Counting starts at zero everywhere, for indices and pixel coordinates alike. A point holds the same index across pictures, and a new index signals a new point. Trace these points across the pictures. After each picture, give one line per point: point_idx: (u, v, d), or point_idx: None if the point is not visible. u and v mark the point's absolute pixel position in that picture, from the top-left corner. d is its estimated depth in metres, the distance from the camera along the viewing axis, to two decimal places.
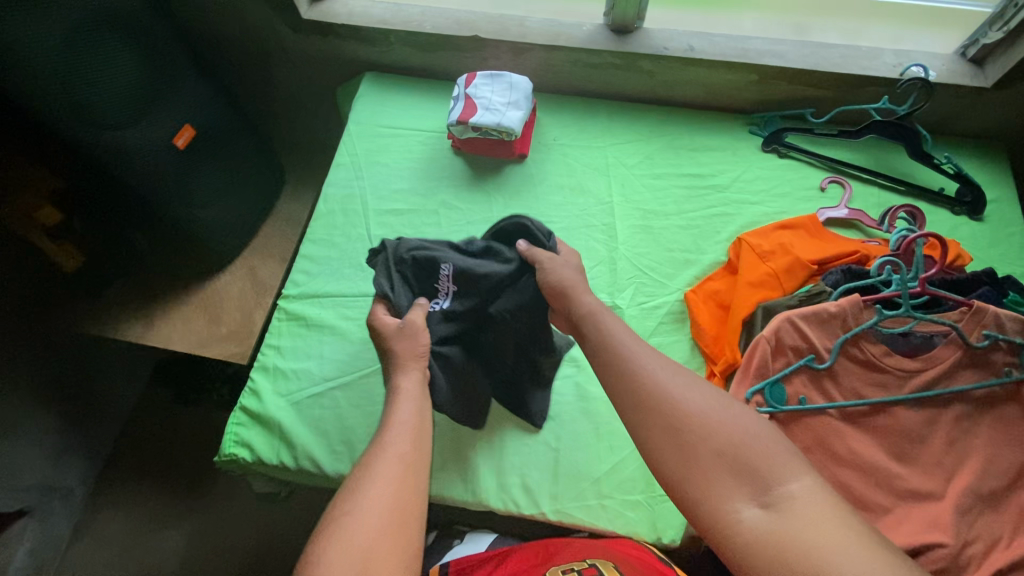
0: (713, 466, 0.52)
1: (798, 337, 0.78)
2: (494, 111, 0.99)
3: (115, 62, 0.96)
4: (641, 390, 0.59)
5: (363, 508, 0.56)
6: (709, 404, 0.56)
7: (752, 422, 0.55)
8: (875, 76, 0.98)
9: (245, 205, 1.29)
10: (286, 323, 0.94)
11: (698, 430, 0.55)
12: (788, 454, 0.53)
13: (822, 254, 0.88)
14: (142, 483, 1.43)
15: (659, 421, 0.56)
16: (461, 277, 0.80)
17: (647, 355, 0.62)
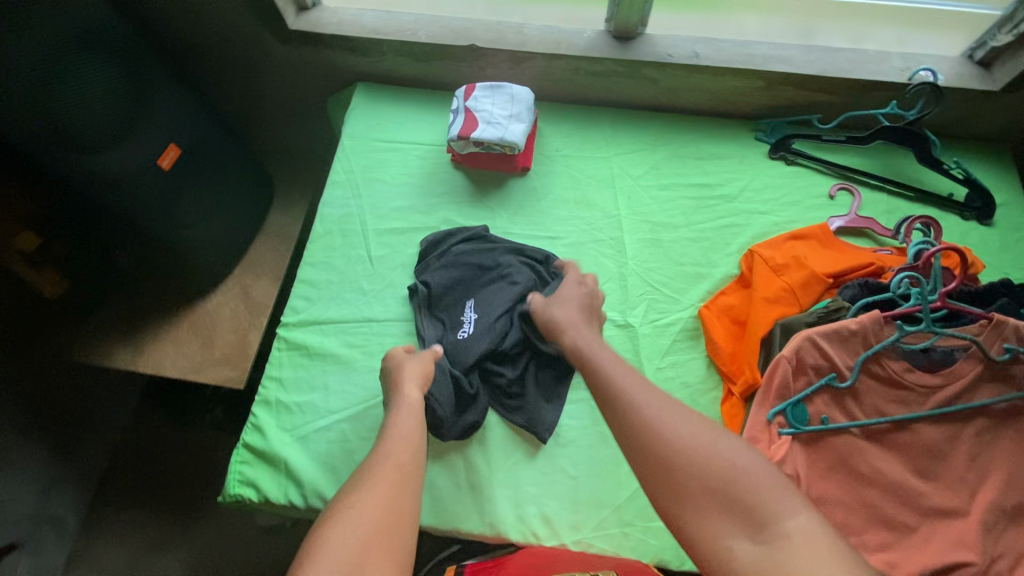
0: (705, 503, 0.53)
1: (819, 355, 0.76)
2: (496, 125, 0.96)
3: (94, 82, 0.91)
4: (637, 425, 0.60)
5: (354, 523, 0.56)
6: (696, 436, 0.58)
7: (742, 454, 0.56)
8: (884, 81, 0.96)
9: (236, 224, 1.24)
10: (287, 352, 0.90)
11: (690, 462, 0.56)
12: (782, 488, 0.53)
13: (837, 267, 0.87)
14: (137, 511, 1.38)
15: (653, 457, 0.57)
16: (482, 307, 0.92)
17: (640, 391, 0.64)
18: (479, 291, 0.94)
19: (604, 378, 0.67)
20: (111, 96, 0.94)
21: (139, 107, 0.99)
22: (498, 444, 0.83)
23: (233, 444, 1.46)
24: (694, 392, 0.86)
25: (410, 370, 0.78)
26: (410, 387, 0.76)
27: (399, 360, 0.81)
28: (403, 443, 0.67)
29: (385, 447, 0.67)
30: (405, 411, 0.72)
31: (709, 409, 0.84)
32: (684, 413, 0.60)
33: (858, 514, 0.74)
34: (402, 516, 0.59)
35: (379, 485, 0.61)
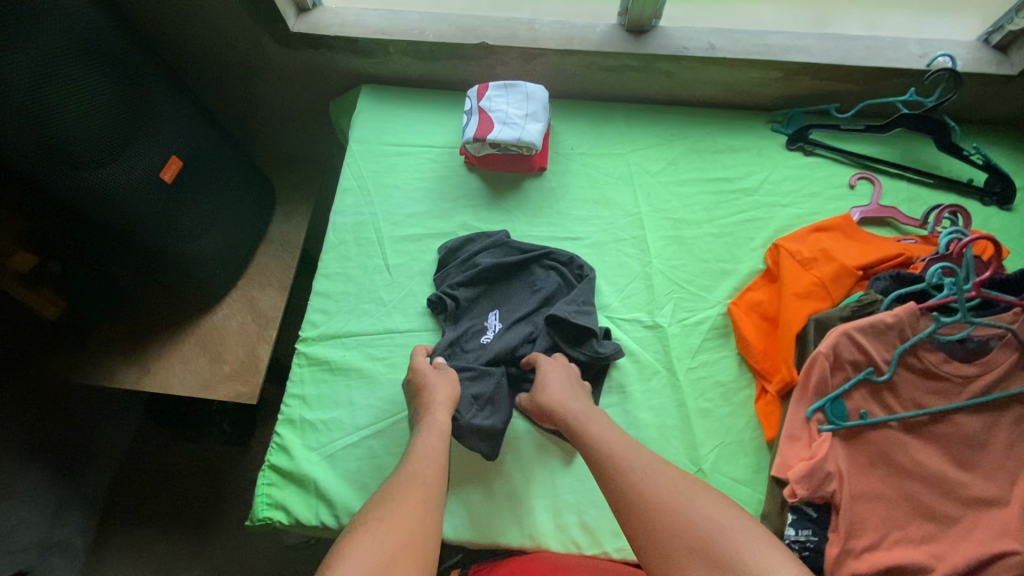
0: (687, 564, 0.56)
1: (856, 350, 0.76)
2: (512, 125, 0.93)
3: (87, 92, 0.86)
4: (628, 487, 0.63)
5: (381, 538, 0.58)
6: (677, 495, 0.61)
7: (724, 510, 0.60)
8: (901, 68, 0.95)
9: (241, 234, 1.19)
10: (308, 368, 0.87)
11: (675, 522, 0.59)
12: (763, 544, 0.56)
13: (866, 259, 0.86)
14: (149, 531, 1.34)
15: (640, 520, 0.61)
16: (506, 315, 0.91)
17: (629, 455, 0.67)
18: (501, 299, 0.93)
19: (594, 440, 0.70)
20: (109, 107, 0.89)
21: (138, 118, 0.94)
22: (533, 452, 0.81)
23: (243, 459, 1.42)
24: (727, 391, 0.84)
25: (442, 394, 0.77)
26: (439, 413, 0.75)
27: (426, 375, 0.79)
28: (429, 462, 0.69)
29: (411, 465, 0.68)
30: (431, 431, 0.73)
31: (743, 408, 0.83)
32: (671, 477, 0.63)
33: (901, 507, 0.73)
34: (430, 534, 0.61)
35: (407, 503, 0.63)
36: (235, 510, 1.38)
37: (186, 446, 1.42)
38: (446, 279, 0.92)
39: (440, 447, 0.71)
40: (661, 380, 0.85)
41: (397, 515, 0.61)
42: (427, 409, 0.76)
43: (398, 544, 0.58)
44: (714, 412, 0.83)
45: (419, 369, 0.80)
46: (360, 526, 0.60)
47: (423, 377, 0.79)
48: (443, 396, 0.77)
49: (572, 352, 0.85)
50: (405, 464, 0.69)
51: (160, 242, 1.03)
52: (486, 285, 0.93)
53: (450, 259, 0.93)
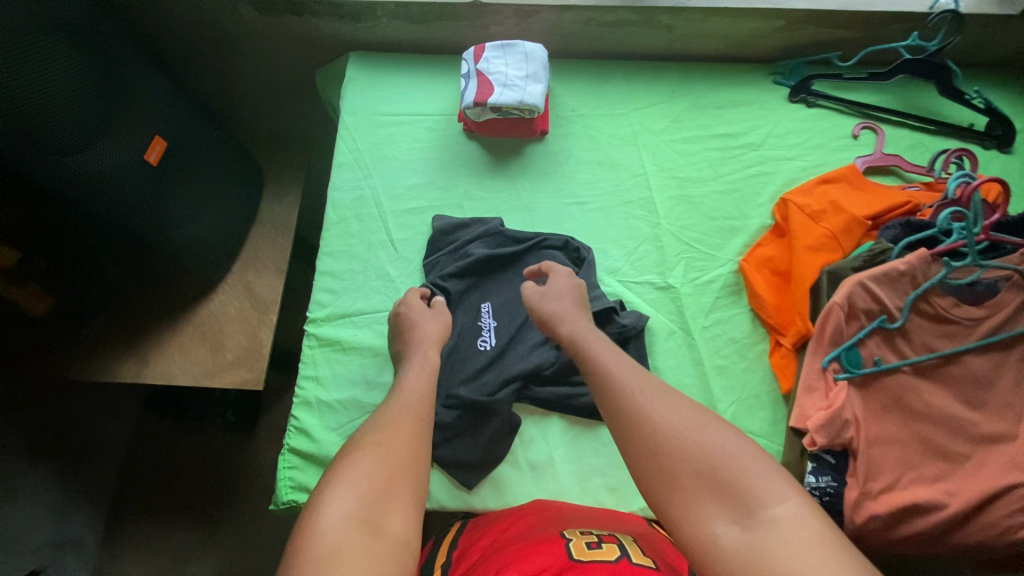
0: (693, 489, 0.55)
1: (870, 299, 0.76)
2: (513, 87, 0.89)
3: (54, 69, 0.79)
4: (637, 411, 0.61)
5: (375, 468, 0.59)
6: (688, 425, 0.59)
7: (733, 439, 0.58)
8: (905, 12, 0.94)
9: (232, 216, 1.15)
10: (319, 349, 0.85)
11: (682, 448, 0.57)
12: (771, 472, 0.55)
13: (874, 209, 0.86)
14: (160, 519, 1.34)
15: (645, 442, 0.59)
16: (501, 313, 0.88)
17: (637, 381, 0.65)
18: (493, 293, 0.90)
19: (600, 365, 0.67)
20: (87, 85, 0.84)
21: (116, 95, 0.88)
22: (554, 418, 0.81)
23: (250, 446, 1.41)
24: (741, 347, 0.85)
25: (431, 332, 0.80)
26: (430, 348, 0.78)
27: (416, 312, 0.82)
28: (417, 397, 0.70)
29: (397, 400, 0.69)
30: (420, 366, 0.75)
31: (759, 362, 0.84)
32: (678, 403, 0.61)
33: (914, 449, 0.75)
34: (419, 465, 0.63)
35: (393, 438, 0.63)
36: (247, 495, 1.38)
37: (192, 435, 1.41)
38: (438, 268, 0.89)
39: (428, 384, 0.73)
40: (677, 340, 0.85)
41: (390, 445, 0.62)
42: (418, 343, 0.79)
43: (391, 473, 0.59)
44: (730, 368, 0.84)
45: (412, 305, 0.83)
46: (350, 457, 0.61)
47: (412, 313, 0.82)
48: (429, 332, 0.80)
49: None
50: (390, 403, 0.69)
51: (151, 228, 0.98)
52: (475, 279, 0.90)
53: (444, 237, 0.91)
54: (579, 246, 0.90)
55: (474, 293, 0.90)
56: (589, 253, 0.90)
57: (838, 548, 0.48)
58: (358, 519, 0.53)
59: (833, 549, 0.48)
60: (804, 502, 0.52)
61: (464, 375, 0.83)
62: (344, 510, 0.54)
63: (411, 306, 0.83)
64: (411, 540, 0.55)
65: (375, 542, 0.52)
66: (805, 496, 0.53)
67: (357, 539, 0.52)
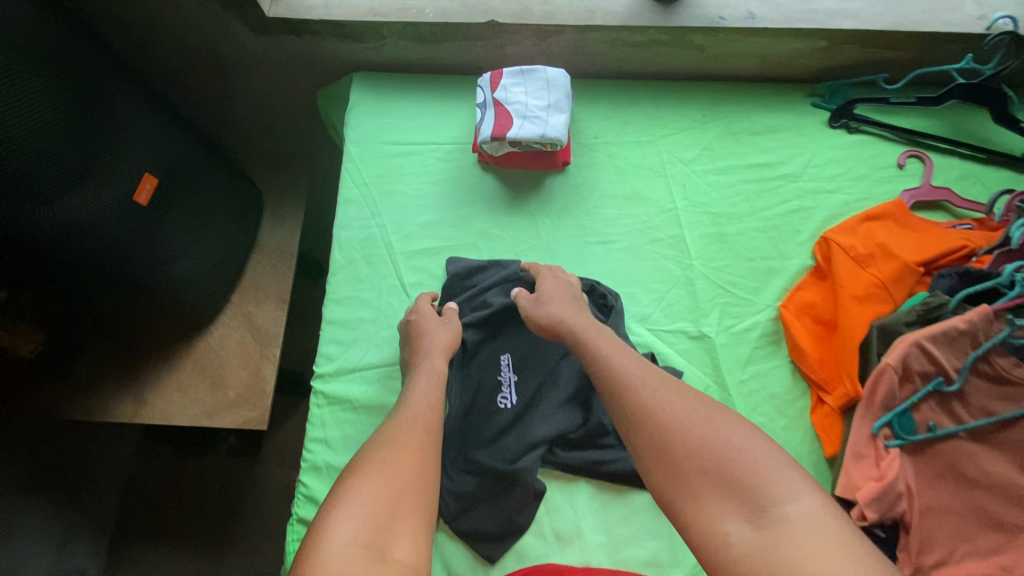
0: (701, 486, 0.54)
1: (926, 360, 0.71)
2: (534, 119, 0.82)
3: (26, 104, 0.69)
4: (642, 408, 0.61)
5: (389, 476, 0.59)
6: (693, 419, 0.58)
7: (741, 431, 0.57)
8: (961, 32, 0.85)
9: (227, 249, 1.06)
10: (327, 409, 0.80)
11: (686, 445, 0.56)
12: (785, 468, 0.53)
13: (927, 253, 0.79)
14: (165, 548, 1.29)
15: (651, 439, 0.59)
16: (521, 366, 0.82)
17: (639, 375, 0.64)
18: (513, 344, 0.84)
19: (607, 364, 0.67)
20: (69, 124, 0.75)
21: (98, 125, 0.79)
22: (580, 482, 0.76)
23: (255, 472, 1.36)
24: (781, 404, 0.79)
25: (441, 341, 0.77)
26: (439, 354, 0.76)
27: (426, 320, 0.79)
28: (424, 408, 0.69)
29: (412, 405, 0.70)
30: (426, 374, 0.74)
31: (799, 420, 0.79)
32: (683, 397, 0.61)
33: (970, 520, 0.70)
34: (426, 479, 0.61)
35: (407, 442, 0.64)
36: (253, 525, 1.33)
37: (196, 462, 1.36)
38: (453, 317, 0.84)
39: (436, 393, 0.72)
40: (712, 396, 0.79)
41: (396, 460, 0.61)
42: (426, 351, 0.76)
43: (399, 490, 0.58)
44: (769, 427, 0.78)
45: (422, 313, 0.80)
46: (359, 468, 0.60)
47: (421, 321, 0.79)
48: (437, 341, 0.77)
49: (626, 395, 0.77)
50: (406, 407, 0.70)
51: (140, 268, 0.90)
52: (493, 328, 0.84)
53: (460, 281, 0.85)
54: (605, 290, 0.83)
55: (493, 343, 0.84)
56: (617, 297, 0.83)
57: (864, 555, 0.47)
58: (365, 545, 0.52)
59: (856, 547, 0.47)
60: (821, 499, 0.51)
61: (485, 438, 0.77)
62: (350, 534, 0.52)
63: (422, 314, 0.80)
64: (419, 564, 0.53)
65: (380, 569, 0.50)
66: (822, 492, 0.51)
67: (363, 565, 0.50)
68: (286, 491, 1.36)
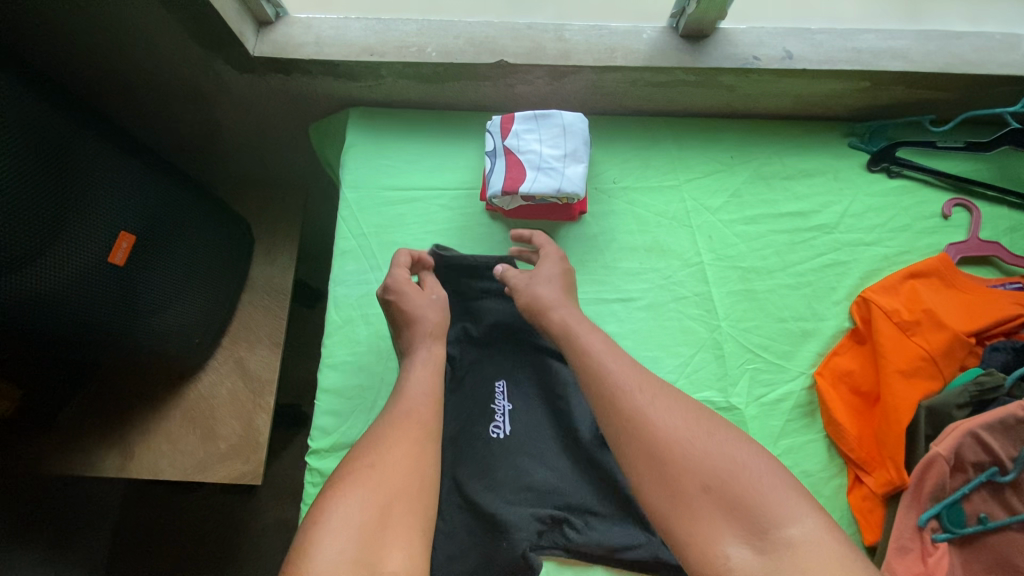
0: (700, 506, 0.50)
1: (979, 449, 0.65)
2: (549, 171, 0.74)
3: None
4: (634, 414, 0.55)
5: (372, 484, 0.53)
6: (693, 431, 0.53)
7: (742, 447, 0.53)
8: (1017, 74, 0.78)
9: (214, 301, 0.98)
10: (323, 488, 0.73)
11: (683, 459, 0.52)
12: (783, 486, 0.50)
13: (978, 322, 0.73)
14: None
15: (643, 450, 0.53)
16: (518, 395, 0.77)
17: (630, 378, 0.58)
18: (509, 369, 0.79)
19: (596, 364, 0.60)
20: (30, 189, 0.66)
21: (60, 180, 0.70)
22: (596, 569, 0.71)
23: (253, 508, 1.26)
24: (816, 483, 0.73)
25: (432, 324, 0.71)
26: (432, 340, 0.70)
27: (410, 299, 0.72)
28: (423, 399, 0.63)
29: (399, 400, 0.63)
30: (422, 364, 0.68)
31: (835, 501, 0.73)
32: (681, 403, 0.56)
33: None
34: (422, 480, 0.57)
35: (395, 443, 0.58)
36: (248, 564, 1.23)
37: (188, 499, 1.25)
38: None
39: (433, 382, 0.66)
40: None
41: (386, 464, 0.55)
42: (417, 335, 0.71)
43: (388, 494, 0.53)
44: None
45: (404, 293, 0.73)
46: (342, 475, 0.55)
47: (403, 302, 0.72)
48: (426, 325, 0.71)
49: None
50: (394, 403, 0.63)
51: (116, 331, 0.81)
52: (486, 348, 0.80)
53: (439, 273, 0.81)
54: None
55: (487, 365, 0.79)
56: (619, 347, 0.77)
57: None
58: (354, 560, 0.48)
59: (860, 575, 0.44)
60: (823, 520, 0.48)
61: (475, 473, 0.72)
62: (338, 549, 0.48)
63: (401, 294, 0.72)
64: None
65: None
66: (824, 514, 0.48)
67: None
68: (286, 525, 1.26)
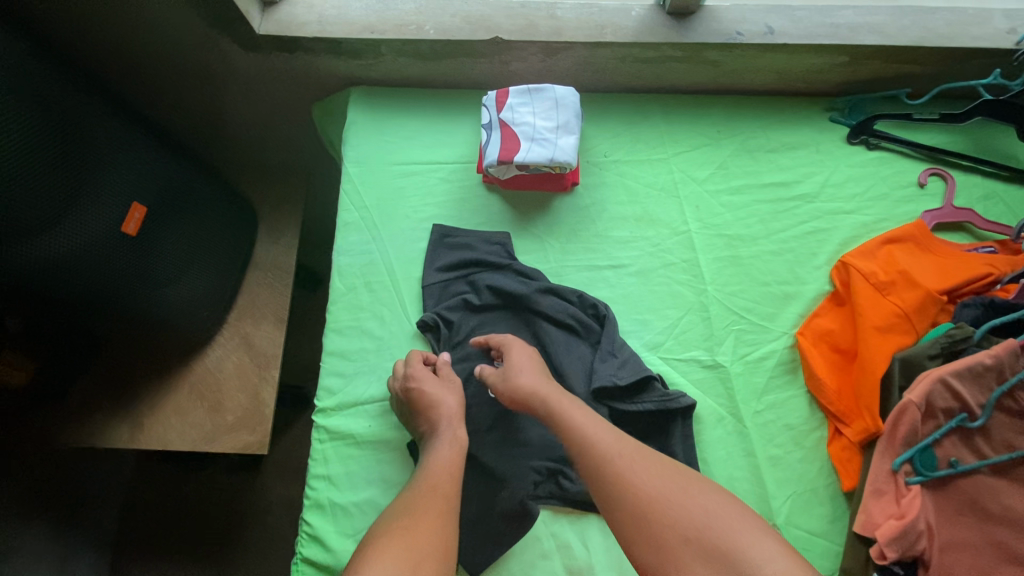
0: (682, 557, 0.53)
1: (950, 396, 0.69)
2: (543, 142, 0.78)
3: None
4: (614, 476, 0.59)
5: (401, 552, 0.55)
6: (670, 489, 0.57)
7: (716, 499, 0.57)
8: (987, 47, 0.82)
9: (221, 274, 1.01)
10: (330, 444, 0.77)
11: (662, 516, 0.55)
12: (756, 530, 0.54)
13: (950, 281, 0.77)
14: (166, 559, 1.23)
15: (628, 511, 0.57)
16: None
17: (612, 443, 0.62)
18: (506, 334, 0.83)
19: (576, 427, 0.64)
20: (47, 156, 0.69)
21: (78, 148, 0.74)
22: (591, 515, 0.74)
23: (257, 485, 1.30)
24: (798, 435, 0.77)
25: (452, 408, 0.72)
26: (455, 424, 0.71)
27: (430, 386, 0.72)
28: (446, 477, 0.65)
29: (422, 477, 0.66)
30: (448, 443, 0.69)
31: (816, 452, 0.77)
32: (656, 465, 0.60)
33: (988, 555, 0.68)
34: (447, 552, 0.58)
35: (420, 518, 0.60)
36: (254, 538, 1.26)
37: (195, 476, 1.29)
38: (438, 298, 0.83)
39: (456, 461, 0.68)
40: (727, 428, 0.78)
41: (414, 535, 0.57)
42: (439, 421, 0.71)
43: (418, 562, 0.55)
44: (785, 459, 0.76)
45: (423, 380, 0.73)
46: (372, 545, 0.56)
47: (424, 387, 0.72)
48: (447, 407, 0.72)
49: (629, 407, 0.75)
50: (418, 481, 0.65)
51: (126, 298, 0.85)
52: (484, 314, 0.83)
53: (441, 242, 0.85)
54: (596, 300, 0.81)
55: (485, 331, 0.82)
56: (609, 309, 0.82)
57: None
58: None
59: None
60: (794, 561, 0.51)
61: (477, 429, 0.77)
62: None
63: (422, 379, 0.73)
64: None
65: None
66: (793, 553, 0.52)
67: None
68: (291, 500, 1.29)
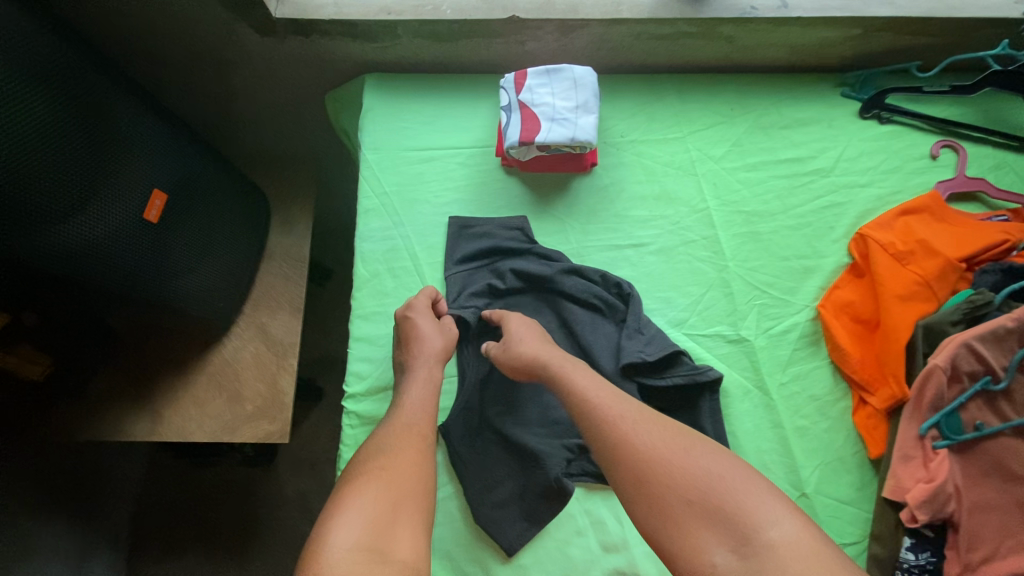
0: (682, 518, 0.53)
1: (974, 360, 0.71)
2: (563, 122, 0.79)
3: (18, 112, 0.63)
4: (614, 437, 0.59)
5: (382, 486, 0.58)
6: (672, 449, 0.57)
7: (717, 459, 0.56)
8: (996, 17, 0.84)
9: (236, 264, 1.00)
10: (360, 429, 0.77)
11: (662, 478, 0.55)
12: (762, 493, 0.53)
13: (969, 249, 0.78)
14: (187, 556, 1.23)
15: (627, 471, 0.57)
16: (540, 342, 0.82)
17: (616, 406, 0.62)
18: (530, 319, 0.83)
19: (580, 393, 0.64)
20: (71, 140, 0.69)
21: (96, 130, 0.73)
22: None
23: (272, 481, 1.28)
24: (823, 405, 0.78)
25: (431, 345, 0.73)
26: (433, 361, 0.73)
27: (422, 321, 0.75)
28: (420, 413, 0.68)
29: (398, 415, 0.68)
30: (423, 384, 0.71)
31: (842, 421, 0.78)
32: (658, 424, 0.60)
33: (1015, 514, 0.69)
34: (425, 484, 0.61)
35: (400, 454, 0.62)
36: (272, 534, 1.25)
37: (211, 473, 1.28)
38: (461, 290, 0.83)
39: (431, 399, 0.71)
40: (754, 401, 0.78)
41: (394, 469, 0.60)
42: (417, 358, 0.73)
43: (396, 494, 0.58)
44: (812, 429, 0.77)
45: (419, 312, 0.76)
46: (355, 478, 0.59)
47: (418, 322, 0.75)
48: (432, 346, 0.73)
49: (658, 382, 0.76)
50: (395, 417, 0.68)
51: (147, 287, 0.84)
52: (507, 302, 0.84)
53: (460, 234, 0.84)
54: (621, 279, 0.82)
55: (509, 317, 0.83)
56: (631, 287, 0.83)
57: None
58: (367, 548, 0.52)
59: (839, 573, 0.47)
60: (797, 523, 0.51)
61: (504, 410, 0.78)
62: (351, 540, 0.52)
63: (419, 313, 0.76)
64: (420, 563, 0.54)
65: (384, 569, 0.51)
66: (799, 516, 0.51)
67: (366, 568, 0.50)
68: (306, 496, 1.28)
